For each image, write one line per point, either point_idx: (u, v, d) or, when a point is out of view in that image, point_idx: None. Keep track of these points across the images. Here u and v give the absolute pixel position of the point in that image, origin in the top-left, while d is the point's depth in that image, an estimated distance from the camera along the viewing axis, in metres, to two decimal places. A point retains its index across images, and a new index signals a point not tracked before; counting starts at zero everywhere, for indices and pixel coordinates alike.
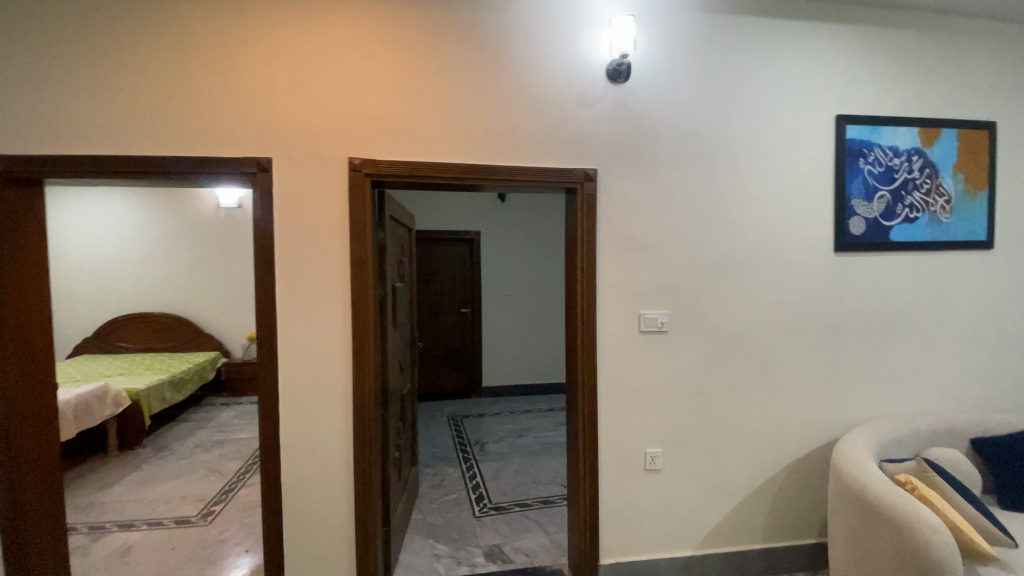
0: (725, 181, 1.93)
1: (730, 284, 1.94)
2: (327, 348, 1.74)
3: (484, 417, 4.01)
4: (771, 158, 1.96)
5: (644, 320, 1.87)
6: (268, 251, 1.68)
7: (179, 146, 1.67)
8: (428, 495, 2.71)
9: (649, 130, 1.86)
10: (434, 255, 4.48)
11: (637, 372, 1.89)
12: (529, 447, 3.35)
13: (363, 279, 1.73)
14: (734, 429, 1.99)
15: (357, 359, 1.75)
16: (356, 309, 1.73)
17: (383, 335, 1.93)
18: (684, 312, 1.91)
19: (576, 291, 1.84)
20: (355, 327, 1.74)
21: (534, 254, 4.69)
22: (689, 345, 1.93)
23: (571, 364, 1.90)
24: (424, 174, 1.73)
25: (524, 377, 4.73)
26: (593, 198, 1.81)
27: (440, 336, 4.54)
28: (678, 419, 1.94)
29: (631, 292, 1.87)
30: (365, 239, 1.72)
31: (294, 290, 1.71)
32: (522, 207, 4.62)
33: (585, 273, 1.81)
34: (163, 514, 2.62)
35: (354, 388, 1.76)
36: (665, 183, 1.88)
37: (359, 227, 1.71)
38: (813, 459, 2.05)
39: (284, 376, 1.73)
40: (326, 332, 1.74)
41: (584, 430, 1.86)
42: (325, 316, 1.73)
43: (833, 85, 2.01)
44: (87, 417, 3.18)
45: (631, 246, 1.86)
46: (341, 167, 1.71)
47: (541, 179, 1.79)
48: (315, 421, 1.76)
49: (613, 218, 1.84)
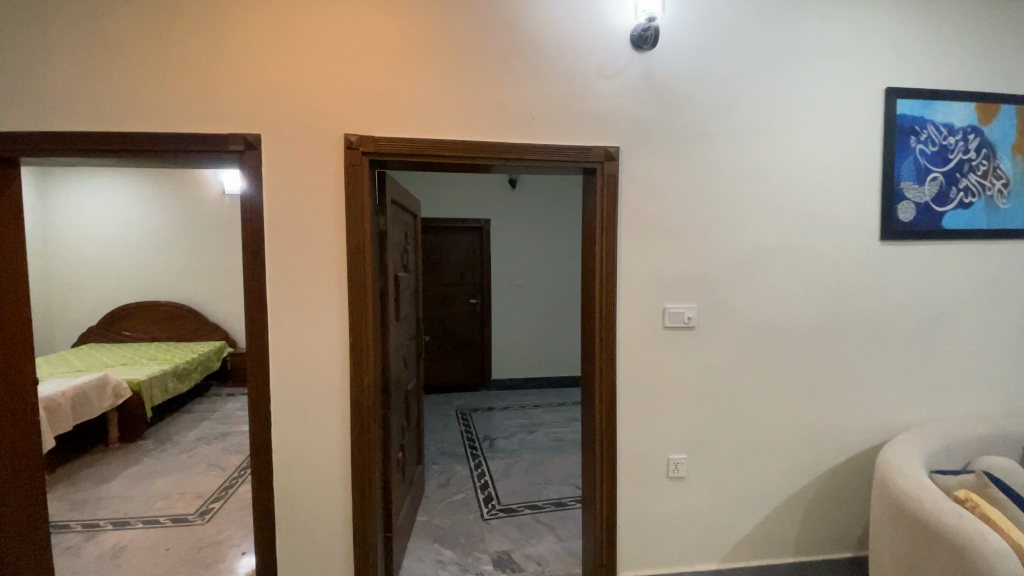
0: (761, 161, 1.74)
1: (763, 276, 1.77)
2: (322, 344, 1.60)
3: (493, 411, 3.88)
4: (813, 136, 1.77)
5: (669, 314, 1.70)
6: (257, 237, 1.53)
7: (157, 122, 1.52)
8: (434, 495, 2.58)
9: (677, 104, 1.68)
10: (442, 244, 4.34)
11: (661, 372, 1.73)
12: (541, 444, 3.20)
13: (361, 268, 1.58)
14: (766, 433, 1.82)
15: (354, 355, 1.60)
16: (353, 301, 1.58)
17: (384, 329, 1.79)
18: (712, 306, 1.74)
19: (594, 282, 1.68)
20: (353, 320, 1.59)
21: (546, 243, 4.51)
22: (717, 342, 1.76)
23: (588, 362, 1.74)
24: (427, 152, 1.57)
25: (535, 370, 4.58)
26: (614, 179, 1.64)
27: (449, 327, 4.41)
28: (704, 423, 1.78)
29: (655, 284, 1.70)
30: (363, 224, 1.57)
31: (286, 279, 1.56)
32: (534, 194, 4.43)
33: (604, 263, 1.65)
34: (159, 512, 2.54)
35: (351, 387, 1.62)
36: (693, 164, 1.70)
37: (356, 211, 1.56)
38: (850, 466, 1.88)
39: (276, 373, 1.59)
40: (321, 326, 1.59)
41: (601, 435, 1.71)
42: (320, 308, 1.59)
43: (883, 54, 1.80)
44: (87, 407, 3.11)
45: (656, 233, 1.69)
46: (337, 145, 1.55)
47: (557, 157, 1.62)
48: (309, 421, 1.63)
49: (636, 202, 1.67)
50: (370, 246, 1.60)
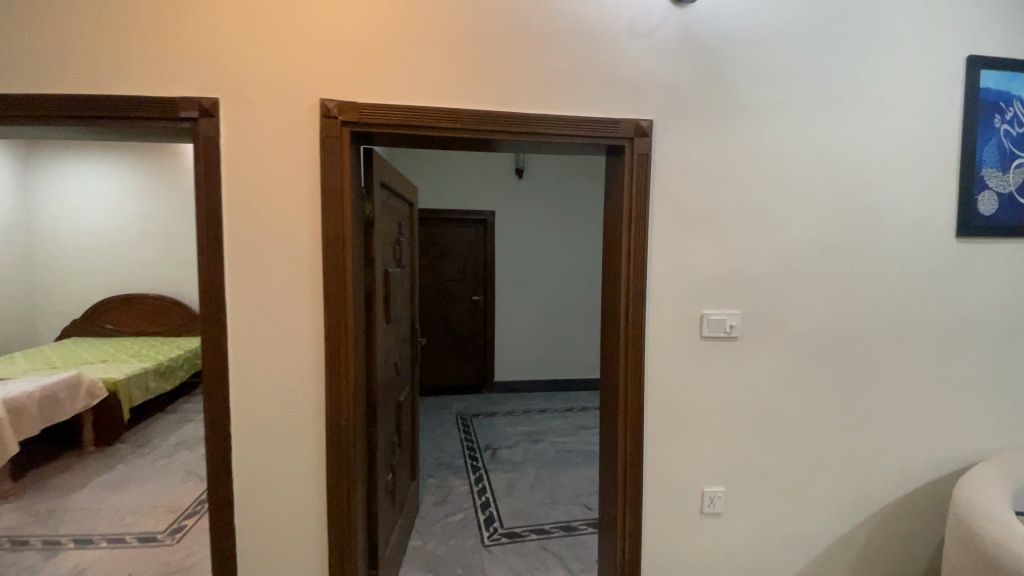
0: (822, 140, 1.46)
1: (818, 278, 1.49)
2: (294, 352, 1.34)
3: (496, 416, 3.62)
4: (882, 112, 1.49)
5: (709, 322, 1.43)
6: (214, 223, 1.27)
7: (92, 80, 1.25)
8: (430, 514, 2.33)
9: (722, 71, 1.40)
10: (445, 237, 4.08)
11: (697, 390, 1.46)
12: (548, 456, 2.94)
13: (340, 262, 1.31)
14: (815, 463, 1.55)
15: (332, 367, 1.33)
16: (330, 302, 1.31)
17: (371, 335, 1.52)
18: (758, 313, 1.47)
19: (620, 282, 1.41)
20: (331, 325, 1.32)
21: (553, 237, 4.23)
22: (763, 356, 1.49)
23: (611, 376, 1.47)
24: (421, 123, 1.30)
25: (541, 372, 4.31)
26: (646, 158, 1.36)
27: (450, 325, 4.15)
28: (745, 451, 1.51)
29: (693, 285, 1.42)
30: (344, 210, 1.30)
31: (251, 275, 1.30)
32: (542, 184, 4.15)
33: (633, 260, 1.38)
34: (128, 529, 2.30)
35: (328, 405, 1.35)
36: (740, 142, 1.42)
37: (335, 192, 1.28)
38: (911, 500, 1.61)
39: (238, 388, 1.33)
40: (293, 332, 1.33)
41: (625, 463, 1.44)
42: (292, 309, 1.32)
43: (969, 13, 1.51)
44: (54, 410, 2.85)
45: (694, 225, 1.41)
46: (312, 114, 1.28)
47: (578, 131, 1.34)
48: (278, 444, 1.36)
49: (672, 188, 1.39)
50: (352, 236, 1.33)
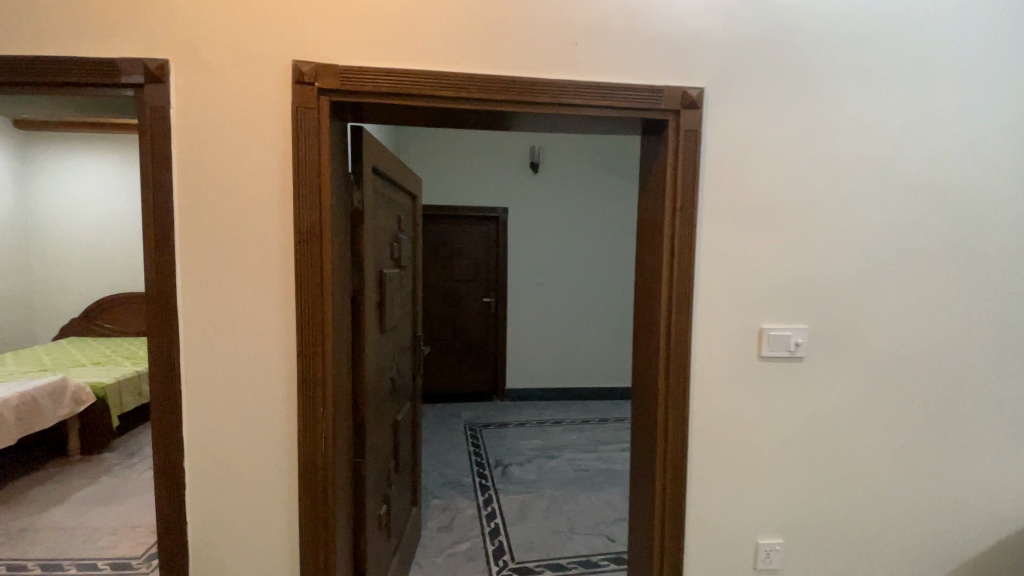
0: (910, 116, 1.19)
1: (901, 286, 1.22)
2: (260, 373, 1.08)
3: (507, 427, 3.37)
4: (986, 82, 1.21)
5: (769, 339, 1.17)
6: (162, 212, 1.02)
7: (15, 37, 1.02)
8: (432, 543, 2.08)
9: (789, 28, 1.14)
10: (454, 235, 3.85)
11: (753, 421, 1.20)
12: (563, 476, 2.68)
13: (316, 262, 1.05)
14: (891, 510, 1.28)
15: (305, 392, 1.07)
16: (302, 311, 1.05)
17: (359, 350, 1.26)
18: (828, 329, 1.20)
19: (660, 288, 1.15)
20: (304, 341, 1.05)
21: (569, 236, 3.95)
22: (832, 380, 1.22)
23: (648, 403, 1.22)
24: (416, 89, 1.04)
25: (554, 380, 4.04)
26: (695, 136, 1.10)
27: (458, 329, 3.92)
28: (809, 495, 1.24)
29: (749, 294, 1.16)
30: (321, 198, 1.04)
31: (208, 277, 1.05)
32: (558, 180, 3.88)
33: (678, 262, 1.12)
34: (102, 553, 2.09)
35: (301, 438, 1.08)
36: (809, 118, 1.16)
37: (311, 177, 1.03)
38: (1006, 556, 1.33)
39: (191, 418, 1.07)
40: (257, 349, 1.07)
41: (664, 510, 1.18)
42: (258, 320, 1.06)
43: None
44: (33, 416, 2.64)
45: (751, 219, 1.15)
46: (284, 79, 1.04)
47: (611, 101, 1.08)
48: (241, 486, 1.10)
49: (726, 174, 1.13)
50: (333, 230, 1.07)
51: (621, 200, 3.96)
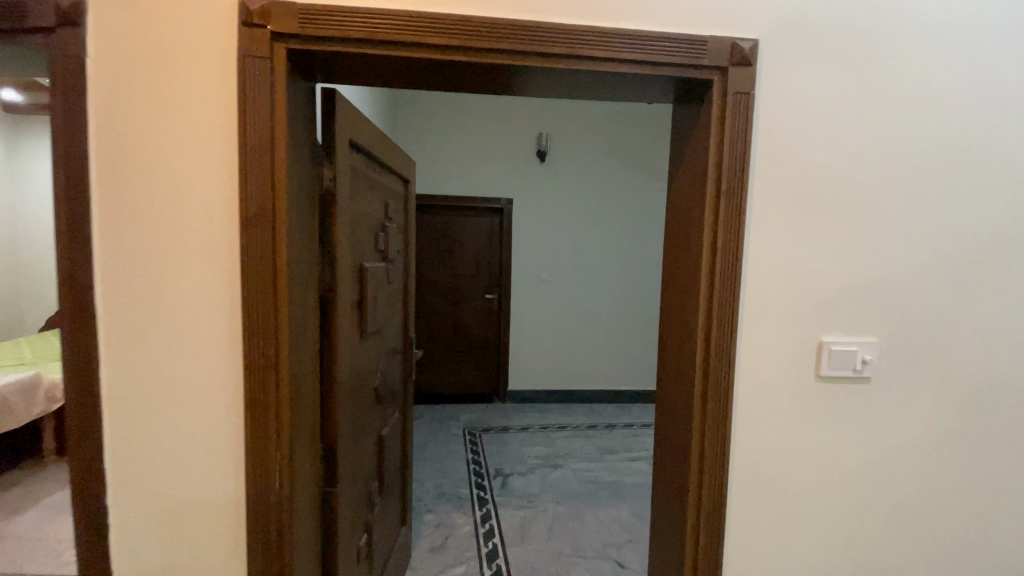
0: (1017, 79, 0.95)
1: (996, 291, 0.98)
2: (199, 388, 0.86)
3: (508, 432, 3.17)
4: None
5: (831, 356, 0.95)
6: (76, 188, 0.81)
7: None
8: (423, 566, 1.88)
9: None
10: (456, 227, 3.64)
11: (806, 453, 0.99)
12: (568, 489, 2.46)
13: (267, 251, 0.82)
14: (970, 561, 1.06)
15: (253, 415, 0.85)
16: (249, 313, 0.83)
17: (329, 358, 1.05)
18: (903, 343, 0.98)
19: (697, 290, 0.92)
20: (253, 350, 0.84)
21: (577, 229, 3.72)
22: (904, 405, 1.00)
23: (678, 429, 1.00)
24: (395, 35, 0.82)
25: (560, 382, 3.82)
26: (748, 100, 0.87)
27: (459, 326, 3.72)
28: (870, 541, 1.03)
29: (808, 300, 0.94)
30: (274, 170, 0.82)
31: (134, 267, 0.84)
32: (566, 169, 3.65)
33: (722, 259, 0.89)
34: (60, 570, 1.90)
35: (249, 472, 0.87)
36: (892, 80, 0.92)
37: (261, 143, 0.81)
38: None
39: (116, 446, 0.87)
40: (196, 358, 0.86)
41: (695, 561, 0.97)
42: (197, 322, 0.85)
43: None
44: (0, 416, 2.46)
45: (813, 207, 0.93)
46: (229, 23, 0.82)
47: (643, 55, 0.85)
48: (178, 527, 0.89)
49: (782, 150, 0.91)
50: (291, 211, 0.85)
51: (634, 192, 3.72)
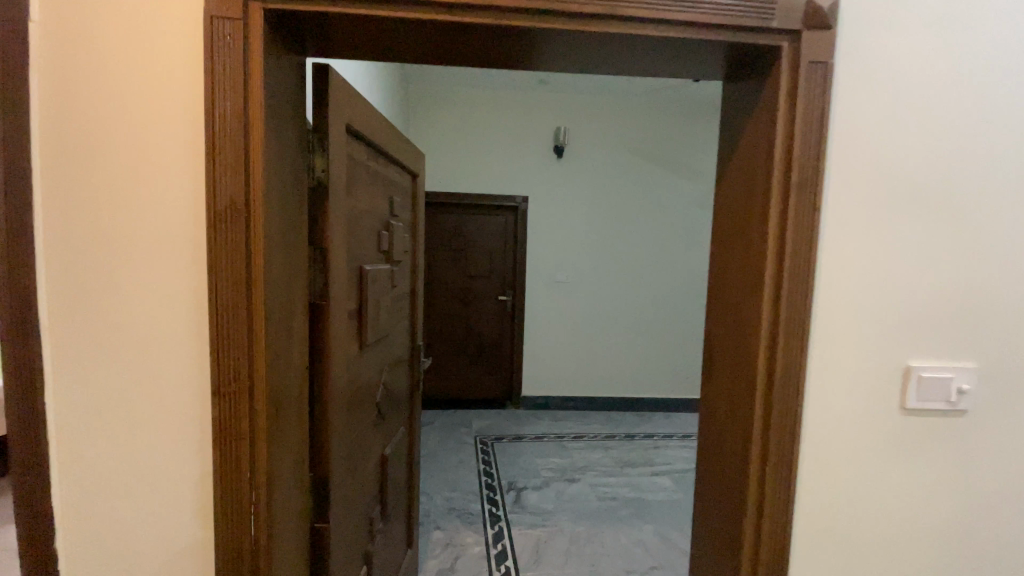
0: None
1: None
2: (164, 417, 0.72)
3: (522, 441, 3.02)
4: None
5: (921, 385, 0.79)
6: (14, 173, 0.67)
7: None
8: None
9: None
10: (468, 226, 3.50)
11: (883, 499, 0.82)
12: (586, 506, 2.30)
13: (239, 252, 0.68)
14: None
15: (222, 448, 0.70)
16: (217, 326, 0.68)
17: (321, 373, 0.91)
18: (1008, 370, 0.81)
19: (757, 302, 0.76)
20: (222, 370, 0.69)
21: (595, 229, 3.55)
22: (1007, 444, 0.83)
23: (731, 468, 0.84)
24: None
25: (576, 388, 3.66)
26: (827, 71, 0.71)
27: (471, 328, 3.58)
28: None
29: (893, 316, 0.78)
30: (248, 153, 0.68)
31: (89, 272, 0.70)
32: (584, 166, 3.49)
33: (793, 265, 0.73)
34: None
35: (218, 518, 0.72)
36: (1005, 50, 0.75)
37: (232, 121, 0.67)
38: None
39: (66, 482, 0.72)
40: (160, 381, 0.72)
41: None
42: (161, 339, 0.71)
43: None
44: None
45: (903, 204, 0.76)
46: None
47: (698, 16, 0.70)
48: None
49: (866, 135, 0.75)
50: (269, 204, 0.71)
51: (656, 190, 3.54)
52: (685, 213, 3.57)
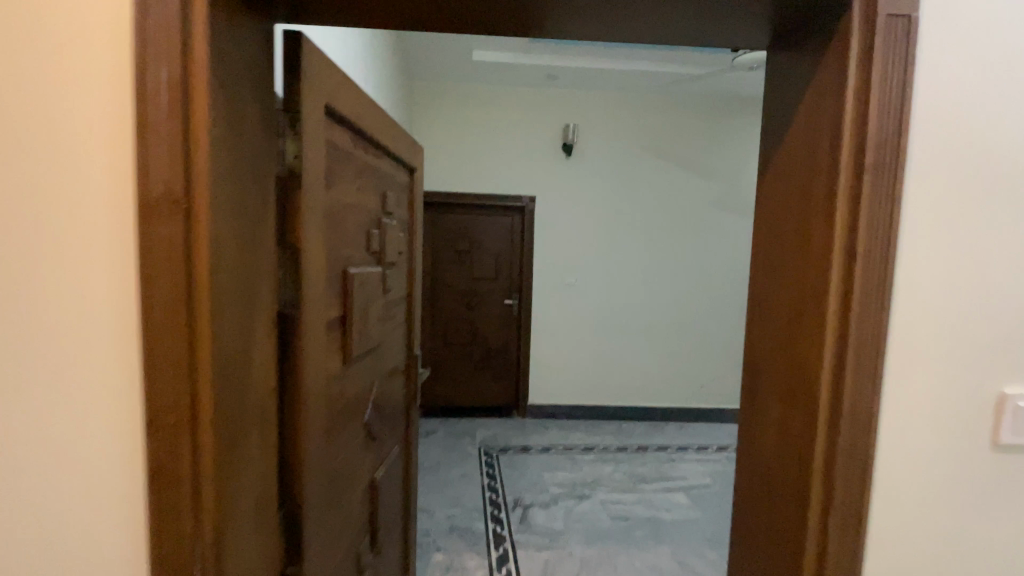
0: None
1: None
2: (88, 464, 0.58)
3: (528, 453, 2.87)
4: None
5: (1017, 418, 0.64)
6: None
7: None
8: None
9: None
10: (474, 227, 3.37)
11: (968, 555, 0.67)
12: (597, 526, 2.15)
13: (176, 251, 0.54)
14: None
15: (159, 493, 0.57)
16: (150, 343, 0.55)
17: (294, 394, 0.78)
18: None
19: (819, 314, 0.62)
20: (159, 398, 0.56)
21: (605, 230, 3.40)
22: None
23: (782, 515, 0.69)
24: None
25: (586, 397, 3.51)
26: (911, 27, 0.57)
27: (476, 333, 3.45)
28: None
29: (985, 332, 0.63)
30: (188, 129, 0.54)
31: None
32: (595, 165, 3.35)
33: (865, 269, 0.59)
34: None
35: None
36: None
37: (167, 89, 0.53)
38: None
39: None
40: (83, 419, 0.57)
41: None
42: (84, 367, 0.57)
43: None
44: None
45: (1001, 194, 0.62)
46: None
47: None
48: None
49: (957, 107, 0.60)
50: (217, 193, 0.57)
51: (669, 190, 3.39)
52: (699, 215, 3.42)
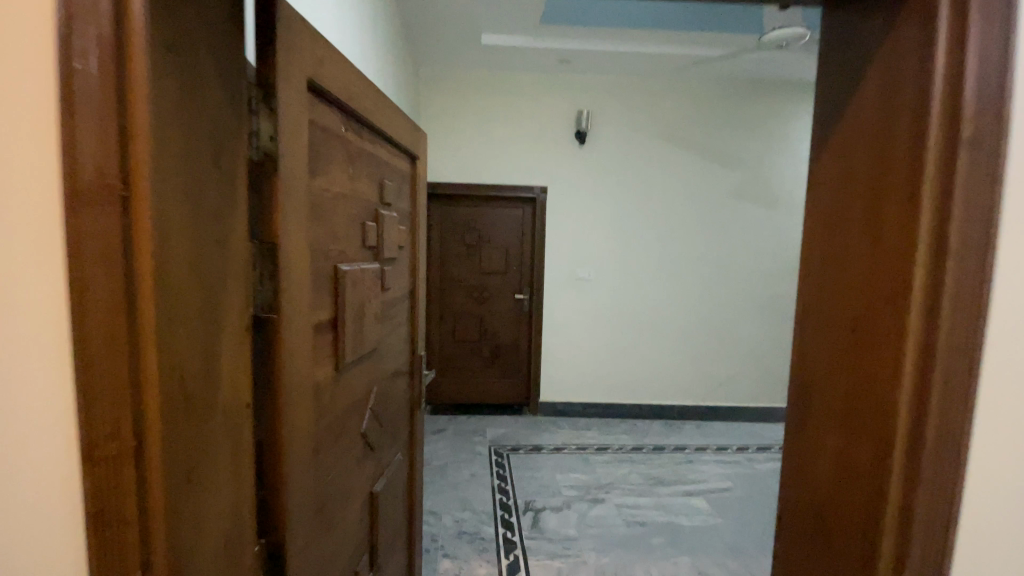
0: None
1: None
2: (21, 499, 0.49)
3: (540, 453, 2.78)
4: None
5: None
6: None
7: None
8: None
9: None
10: (483, 219, 3.27)
11: None
12: (612, 533, 2.05)
13: (112, 248, 0.45)
14: None
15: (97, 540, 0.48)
16: (84, 361, 0.46)
17: (273, 410, 0.69)
18: None
19: (896, 324, 0.50)
20: (95, 427, 0.47)
21: (620, 223, 3.28)
22: None
23: (839, 560, 0.58)
24: None
25: (599, 395, 3.41)
26: None
27: (486, 329, 3.36)
28: None
29: None
30: (124, 97, 0.45)
31: None
32: (609, 154, 3.22)
33: (958, 269, 0.47)
34: None
35: None
36: None
37: (96, 48, 0.43)
38: None
39: None
40: (12, 445, 0.48)
41: None
42: (13, 384, 0.47)
43: None
44: None
45: None
46: None
47: None
48: None
49: None
50: (163, 178, 0.48)
51: (686, 180, 3.25)
52: (718, 206, 3.27)
